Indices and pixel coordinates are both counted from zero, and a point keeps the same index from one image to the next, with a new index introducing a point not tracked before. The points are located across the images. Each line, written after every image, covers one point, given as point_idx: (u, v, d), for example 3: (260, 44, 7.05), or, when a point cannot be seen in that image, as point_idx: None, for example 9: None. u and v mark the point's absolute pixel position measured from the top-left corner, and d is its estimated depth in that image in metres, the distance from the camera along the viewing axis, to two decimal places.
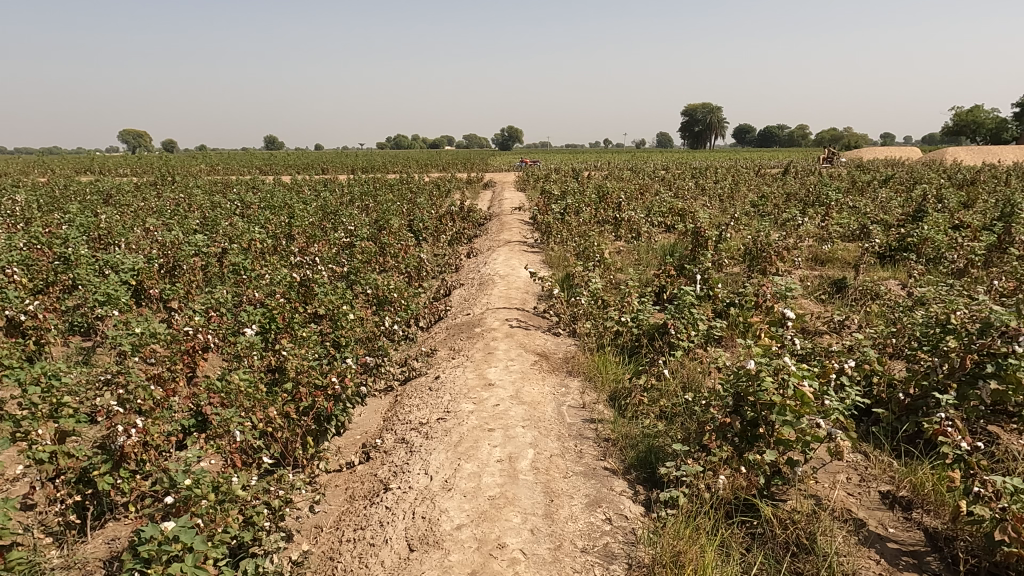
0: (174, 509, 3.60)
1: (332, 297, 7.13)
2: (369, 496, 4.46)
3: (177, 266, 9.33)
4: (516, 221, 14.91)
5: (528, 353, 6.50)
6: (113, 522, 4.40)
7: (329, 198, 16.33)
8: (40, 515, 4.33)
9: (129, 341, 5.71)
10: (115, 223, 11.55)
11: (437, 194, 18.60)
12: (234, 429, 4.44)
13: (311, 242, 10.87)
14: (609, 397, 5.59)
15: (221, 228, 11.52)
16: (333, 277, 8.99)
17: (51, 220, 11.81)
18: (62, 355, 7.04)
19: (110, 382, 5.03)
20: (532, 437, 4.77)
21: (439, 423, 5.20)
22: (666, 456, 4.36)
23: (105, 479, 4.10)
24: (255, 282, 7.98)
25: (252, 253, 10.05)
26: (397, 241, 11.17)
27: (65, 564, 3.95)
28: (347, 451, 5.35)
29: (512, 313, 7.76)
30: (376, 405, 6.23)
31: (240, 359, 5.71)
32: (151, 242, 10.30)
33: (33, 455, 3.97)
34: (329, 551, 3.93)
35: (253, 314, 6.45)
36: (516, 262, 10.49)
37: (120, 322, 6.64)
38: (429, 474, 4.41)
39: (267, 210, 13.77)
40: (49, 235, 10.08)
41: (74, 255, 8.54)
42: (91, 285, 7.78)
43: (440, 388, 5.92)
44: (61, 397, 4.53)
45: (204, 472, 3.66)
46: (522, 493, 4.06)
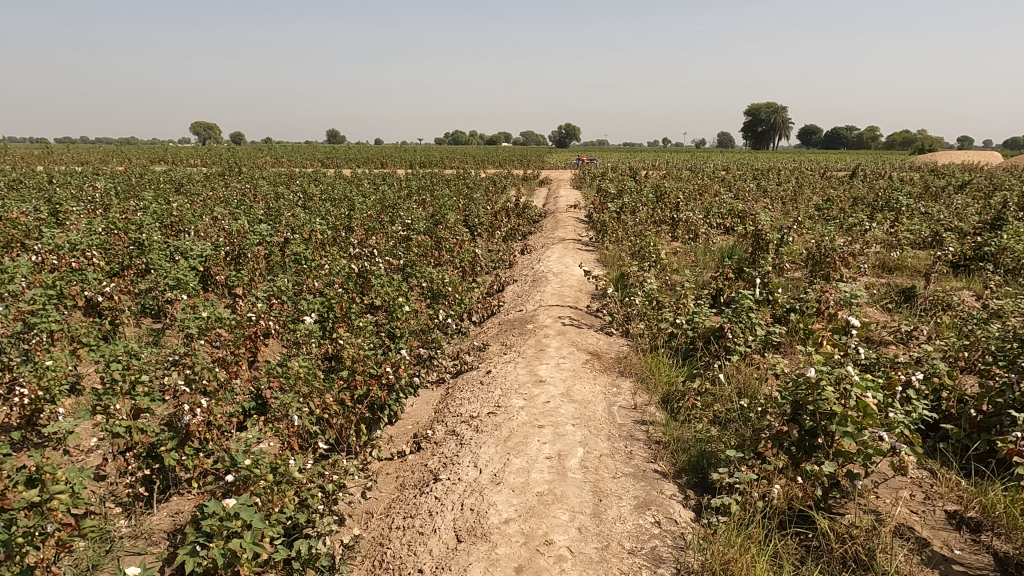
0: (234, 487, 3.71)
1: (388, 289, 7.26)
2: (419, 485, 4.53)
3: (242, 255, 9.68)
4: (571, 219, 14.88)
5: (580, 352, 6.48)
6: (178, 497, 4.59)
7: (386, 191, 16.60)
8: (112, 486, 4.57)
9: (197, 325, 5.98)
10: (187, 211, 12.07)
11: (493, 190, 18.73)
12: (293, 413, 4.58)
13: (369, 234, 11.11)
14: (661, 399, 5.51)
15: (283, 219, 11.87)
16: (389, 269, 9.16)
17: (128, 207, 12.43)
18: (135, 335, 7.42)
19: (178, 363, 5.26)
20: (581, 436, 4.75)
21: (489, 417, 5.23)
22: (718, 462, 4.27)
23: (172, 455, 4.30)
24: (315, 272, 8.21)
25: (313, 244, 10.32)
26: (452, 236, 11.29)
27: (132, 534, 4.16)
28: (399, 440, 5.44)
29: (565, 311, 7.75)
30: (428, 396, 6.32)
31: (299, 346, 5.89)
32: (219, 231, 10.71)
33: (107, 429, 4.19)
34: (379, 537, 4.02)
35: (312, 302, 6.64)
36: (570, 260, 10.46)
37: (189, 306, 6.94)
38: (479, 467, 4.45)
39: (328, 202, 14.15)
40: (125, 221, 10.60)
41: (148, 241, 8.96)
42: (162, 269, 8.15)
43: (491, 383, 5.95)
44: (134, 375, 4.76)
45: (263, 453, 3.80)
46: (571, 491, 4.05)
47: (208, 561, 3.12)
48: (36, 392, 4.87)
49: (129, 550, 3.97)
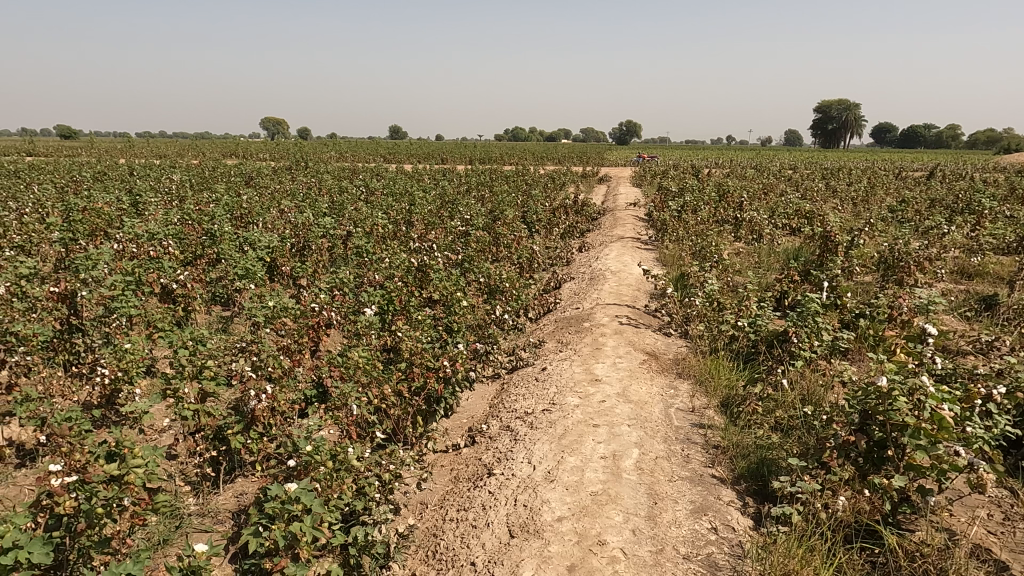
0: (295, 472, 3.84)
1: (446, 283, 7.35)
2: (473, 479, 4.57)
3: (306, 247, 9.97)
4: (630, 217, 14.70)
5: (637, 352, 6.40)
6: (242, 479, 4.76)
7: (446, 187, 16.79)
8: (182, 465, 4.79)
9: (263, 314, 6.19)
10: (256, 204, 12.52)
11: (552, 187, 18.69)
12: (352, 403, 4.69)
13: (429, 229, 11.27)
14: (720, 403, 5.38)
15: (347, 212, 12.17)
16: (447, 263, 9.26)
17: (202, 199, 12.98)
18: (205, 322, 7.74)
19: (245, 350, 5.47)
20: (637, 437, 4.70)
21: (544, 414, 5.22)
22: (780, 470, 4.13)
23: (237, 438, 4.46)
24: (375, 265, 8.38)
25: (374, 237, 10.53)
26: (510, 232, 11.33)
27: (200, 511, 4.34)
28: (454, 433, 5.49)
29: (623, 310, 7.66)
30: (483, 391, 6.36)
31: (359, 337, 6.04)
32: (285, 223, 11.07)
33: (177, 411, 4.40)
34: (433, 528, 4.08)
35: (373, 294, 6.79)
36: (628, 258, 10.34)
37: (256, 295, 7.19)
38: (532, 464, 4.45)
39: (389, 197, 14.41)
40: (199, 213, 11.08)
41: (220, 231, 9.34)
42: (232, 259, 8.48)
43: (547, 380, 5.94)
44: (203, 360, 4.96)
45: (323, 440, 3.90)
46: (625, 492, 4.00)
47: (270, 542, 3.24)
48: (116, 373, 5.16)
49: (196, 527, 4.15)
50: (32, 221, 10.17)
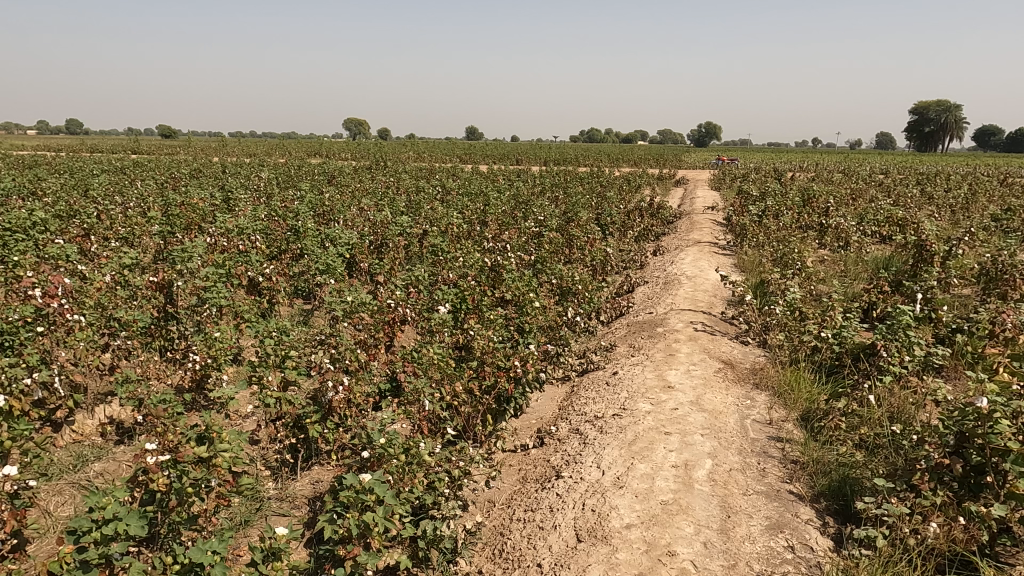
0: (369, 463, 3.95)
1: (518, 284, 7.38)
2: (541, 480, 4.57)
3: (384, 244, 10.24)
4: (707, 220, 14.34)
5: (712, 359, 6.22)
6: (318, 466, 4.93)
7: (520, 188, 16.85)
8: (263, 450, 5.01)
9: (342, 308, 6.40)
10: (337, 201, 12.96)
11: (628, 189, 18.47)
12: (424, 399, 4.78)
13: (503, 229, 11.35)
14: (800, 417, 5.17)
15: (423, 212, 12.41)
16: (520, 264, 9.30)
17: (287, 196, 13.57)
18: (288, 314, 8.08)
19: (324, 343, 5.67)
20: (710, 447, 4.57)
21: (614, 419, 5.16)
22: (864, 490, 3.93)
23: (315, 427, 4.64)
24: (450, 264, 8.51)
25: (449, 236, 10.70)
26: (584, 234, 11.25)
27: (279, 495, 4.53)
28: (523, 433, 5.50)
29: (698, 316, 7.47)
30: (553, 392, 6.35)
31: (433, 334, 6.15)
32: (364, 221, 11.40)
33: (261, 399, 4.61)
34: (500, 527, 4.10)
35: (447, 293, 6.90)
36: (705, 263, 10.08)
37: (336, 290, 7.43)
38: (602, 469, 4.40)
39: (465, 197, 14.61)
40: (285, 209, 11.58)
41: (303, 227, 9.73)
42: (314, 254, 8.81)
43: (618, 385, 5.86)
44: (286, 351, 5.18)
45: (396, 434, 3.99)
46: (697, 503, 3.90)
47: (344, 530, 3.34)
48: (206, 359, 5.47)
49: (275, 511, 4.32)
50: (135, 214, 10.90)
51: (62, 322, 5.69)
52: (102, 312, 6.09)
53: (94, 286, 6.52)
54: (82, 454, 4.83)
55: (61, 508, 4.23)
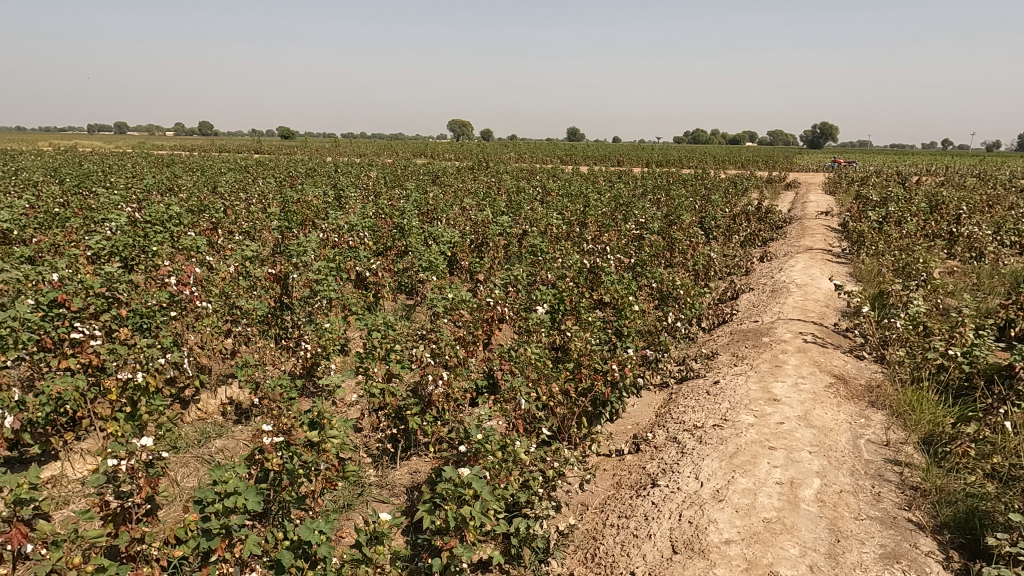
0: (466, 457, 4.04)
1: (618, 286, 7.30)
2: (636, 487, 4.49)
3: (484, 243, 10.42)
4: (821, 226, 13.60)
5: (823, 373, 5.88)
6: (416, 457, 5.08)
7: (621, 189, 16.66)
8: (367, 439, 5.23)
9: (443, 304, 6.57)
10: (441, 201, 13.32)
11: (735, 192, 17.82)
12: (520, 397, 4.82)
13: (603, 230, 11.26)
14: (921, 440, 4.79)
15: (524, 212, 12.53)
16: (619, 266, 9.20)
17: (394, 195, 14.09)
18: (392, 308, 8.40)
19: (425, 338, 5.85)
20: (819, 466, 4.32)
21: (715, 430, 4.99)
22: (997, 525, 3.59)
23: (415, 419, 4.79)
24: (548, 264, 8.54)
25: (548, 237, 10.75)
26: (686, 237, 10.97)
27: (379, 482, 4.71)
28: (618, 438, 5.43)
29: (808, 327, 7.09)
30: (650, 398, 6.23)
31: (530, 333, 6.20)
32: (466, 220, 11.66)
33: (366, 389, 4.81)
34: (593, 531, 4.07)
35: (545, 293, 6.93)
36: (816, 271, 9.56)
37: (437, 286, 7.64)
38: (700, 480, 4.27)
39: (565, 198, 14.63)
40: (392, 208, 12.05)
41: (408, 225, 10.06)
42: (418, 251, 9.11)
43: (719, 395, 5.66)
44: (389, 344, 5.38)
45: (493, 431, 4.05)
46: (803, 524, 3.70)
47: (441, 521, 3.43)
48: (316, 348, 5.79)
49: (376, 497, 4.50)
50: (257, 210, 11.69)
51: (191, 308, 6.20)
52: (225, 300, 6.58)
53: (220, 276, 7.06)
54: (206, 431, 5.23)
55: (186, 479, 4.60)
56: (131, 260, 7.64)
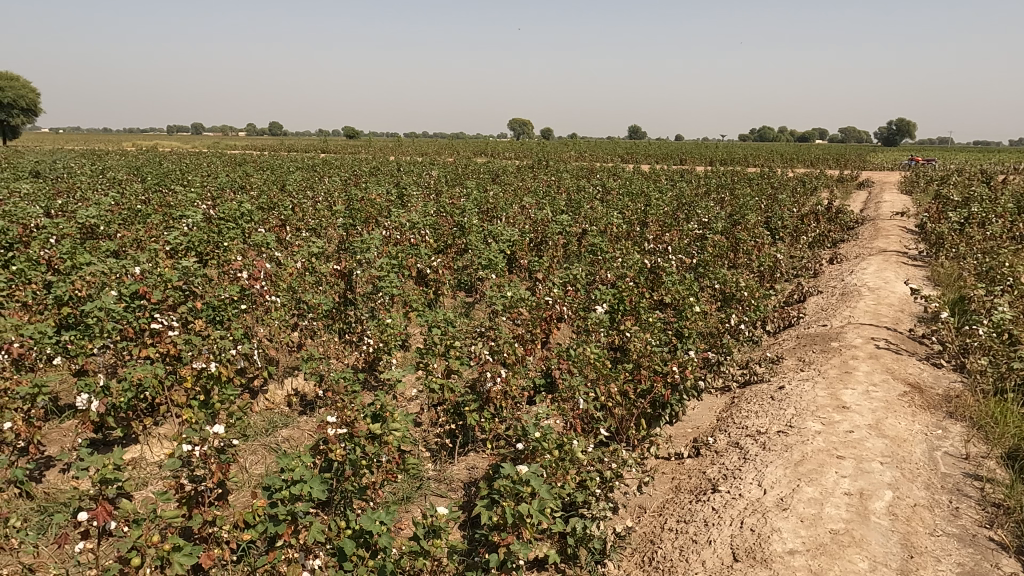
0: (524, 455, 4.06)
1: (679, 287, 7.17)
2: (696, 492, 4.40)
3: (543, 242, 10.42)
4: (896, 227, 13.00)
5: (896, 381, 5.62)
6: (474, 454, 5.13)
7: (683, 188, 16.36)
8: (426, 434, 5.32)
9: (503, 302, 6.61)
10: (501, 199, 13.39)
11: (804, 191, 17.21)
12: (578, 397, 4.80)
13: (664, 230, 11.08)
14: (1004, 455, 4.52)
15: (583, 210, 12.46)
16: (681, 267, 9.03)
17: (455, 193, 14.25)
18: (452, 305, 8.51)
19: (484, 335, 5.89)
20: (891, 477, 4.14)
21: (779, 436, 4.85)
22: None
23: (473, 416, 4.84)
24: (608, 264, 8.47)
25: (608, 236, 10.66)
26: (751, 238, 10.67)
27: (437, 476, 4.78)
28: (677, 442, 5.33)
29: (881, 332, 6.79)
30: (711, 402, 6.10)
31: (589, 333, 6.17)
32: (525, 219, 11.69)
33: (426, 384, 4.89)
34: (651, 534, 4.02)
35: (605, 293, 6.87)
36: (891, 274, 9.14)
37: (496, 284, 7.68)
38: (763, 487, 4.15)
39: (625, 197, 14.46)
40: (453, 206, 12.19)
41: (468, 223, 10.16)
42: (477, 249, 9.18)
43: (784, 400, 5.48)
44: (449, 340, 5.45)
45: (551, 429, 4.05)
46: (873, 538, 3.55)
47: (499, 517, 3.45)
48: (378, 343, 5.93)
49: (434, 491, 4.57)
50: (323, 208, 12.03)
51: (261, 302, 6.44)
52: (293, 295, 6.81)
53: (288, 271, 7.31)
54: (273, 421, 5.43)
55: (255, 466, 4.78)
56: (206, 255, 8.00)
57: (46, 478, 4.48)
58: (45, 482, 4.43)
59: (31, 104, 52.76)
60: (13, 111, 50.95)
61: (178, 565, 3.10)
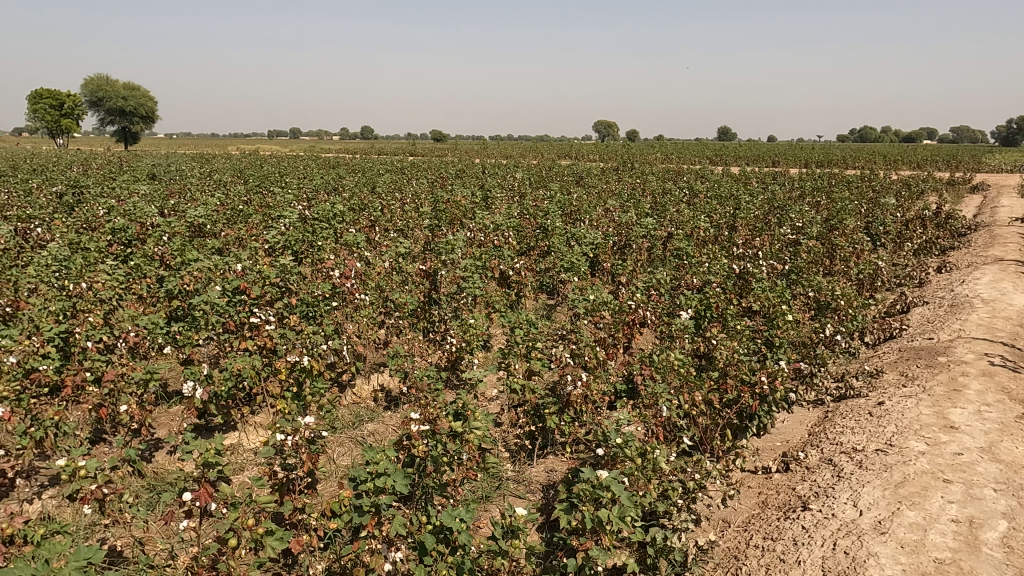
0: (604, 460, 4.01)
1: (769, 294, 6.89)
2: (784, 508, 4.21)
3: (627, 245, 10.29)
4: (1015, 234, 11.98)
5: (1013, 402, 5.17)
6: (553, 456, 5.12)
7: (776, 191, 15.73)
8: (506, 434, 5.35)
9: (585, 305, 6.57)
10: (584, 202, 13.33)
11: (911, 194, 16.13)
12: (661, 404, 4.70)
13: (755, 234, 10.70)
14: None
15: (669, 213, 12.21)
16: (771, 273, 8.69)
17: (539, 195, 14.30)
18: (533, 307, 8.55)
19: (565, 337, 5.87)
20: (1006, 506, 3.81)
21: (878, 454, 4.57)
22: None
23: (553, 418, 4.83)
24: (694, 268, 8.26)
25: (694, 240, 10.40)
26: (849, 243, 10.11)
27: (516, 477, 4.80)
28: (765, 455, 5.12)
29: (995, 348, 6.28)
30: (802, 415, 5.83)
31: (673, 339, 6.03)
32: (609, 221, 11.59)
33: (508, 384, 4.93)
34: (734, 550, 3.88)
35: (690, 298, 6.71)
36: (1008, 285, 8.44)
37: (578, 287, 7.65)
38: (859, 509, 3.92)
39: (713, 200, 14.06)
40: (536, 208, 12.24)
41: (551, 225, 10.18)
42: (560, 252, 9.18)
43: (884, 417, 5.16)
44: (531, 342, 5.46)
45: (632, 436, 3.98)
46: (984, 570, 3.28)
47: (577, 523, 3.43)
48: (461, 343, 6.03)
49: (512, 491, 4.59)
50: (411, 209, 12.37)
51: (351, 300, 6.70)
52: (381, 293, 7.04)
53: (377, 270, 7.57)
54: (360, 415, 5.62)
55: (341, 458, 4.97)
56: (301, 253, 8.39)
57: (156, 458, 4.83)
58: (154, 462, 4.78)
59: (150, 112, 57.18)
60: (133, 119, 55.21)
61: (271, 549, 3.27)
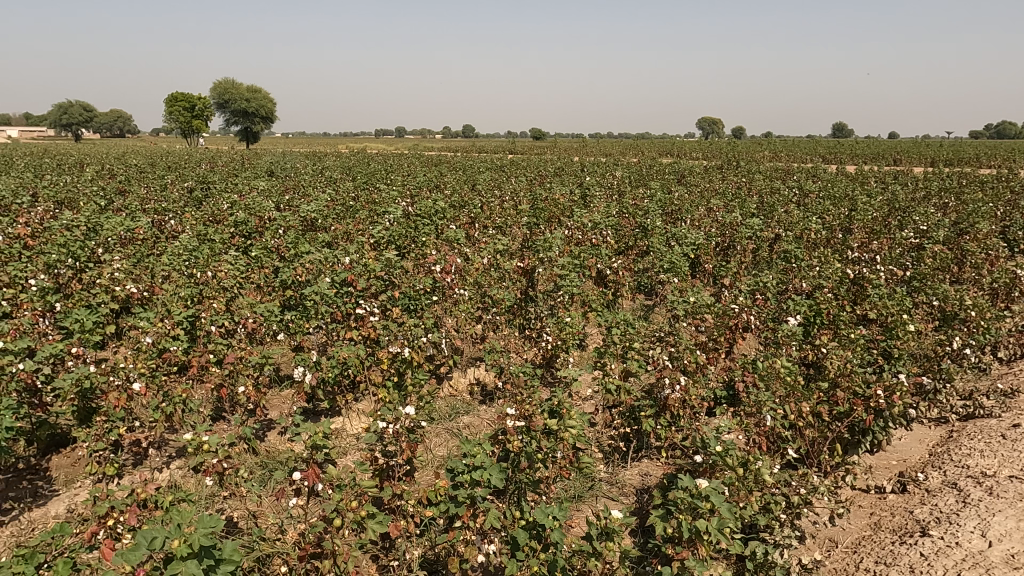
0: (702, 468, 3.89)
1: (888, 302, 6.43)
2: (899, 531, 3.93)
3: (730, 247, 9.92)
4: None
5: None
6: (647, 460, 5.02)
7: (897, 192, 14.65)
8: (600, 435, 5.30)
9: (685, 307, 6.39)
10: (686, 201, 12.97)
11: None
12: (765, 413, 4.50)
13: (872, 237, 10.03)
14: None
15: (776, 214, 11.66)
16: (890, 279, 8.11)
17: (638, 194, 14.05)
18: (630, 308, 8.42)
19: (663, 339, 5.74)
20: None
21: (1011, 482, 4.16)
22: None
23: (649, 421, 4.73)
24: (803, 272, 7.85)
25: (804, 242, 9.88)
26: (982, 249, 9.27)
27: (608, 479, 4.75)
28: (878, 473, 4.80)
29: None
30: (922, 433, 5.41)
31: (779, 346, 5.75)
32: (711, 221, 11.22)
33: (604, 384, 4.87)
34: (842, 571, 3.66)
35: (799, 303, 6.37)
36: None
37: (678, 289, 7.46)
38: (987, 539, 3.60)
39: (826, 200, 13.29)
40: (636, 207, 12.05)
41: (651, 225, 9.99)
42: (659, 252, 8.99)
43: (1020, 441, 4.69)
44: (628, 343, 5.37)
45: (734, 444, 3.83)
46: None
47: (673, 530, 3.35)
48: (557, 341, 6.03)
49: (605, 493, 4.54)
50: (509, 206, 12.50)
51: (450, 295, 6.85)
52: (479, 289, 7.15)
53: (475, 266, 7.70)
54: (456, 407, 5.74)
55: (438, 448, 5.10)
56: (404, 248, 8.67)
57: (269, 437, 5.15)
58: (267, 441, 5.09)
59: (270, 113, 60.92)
60: (255, 119, 59.02)
61: (371, 531, 3.41)
